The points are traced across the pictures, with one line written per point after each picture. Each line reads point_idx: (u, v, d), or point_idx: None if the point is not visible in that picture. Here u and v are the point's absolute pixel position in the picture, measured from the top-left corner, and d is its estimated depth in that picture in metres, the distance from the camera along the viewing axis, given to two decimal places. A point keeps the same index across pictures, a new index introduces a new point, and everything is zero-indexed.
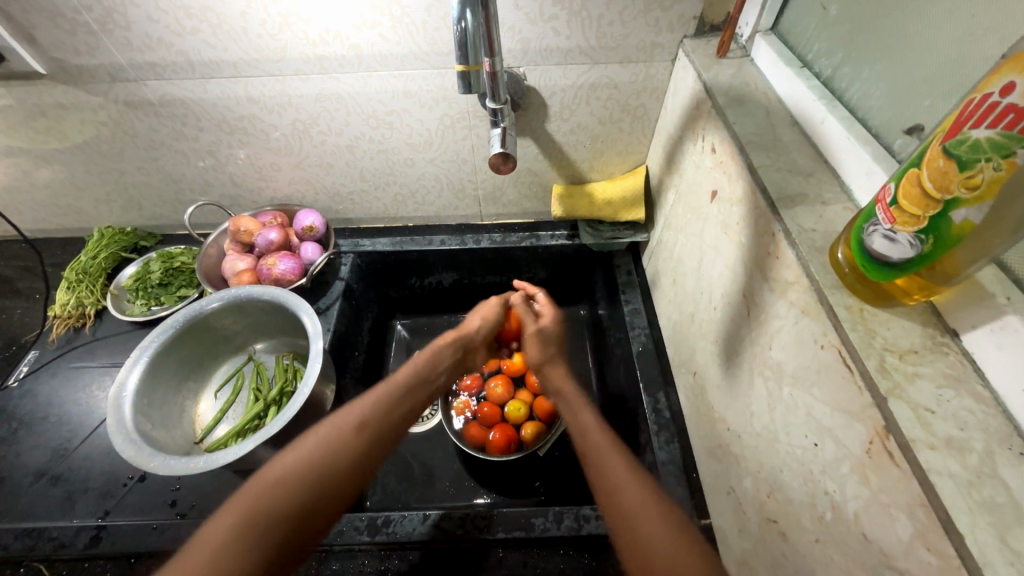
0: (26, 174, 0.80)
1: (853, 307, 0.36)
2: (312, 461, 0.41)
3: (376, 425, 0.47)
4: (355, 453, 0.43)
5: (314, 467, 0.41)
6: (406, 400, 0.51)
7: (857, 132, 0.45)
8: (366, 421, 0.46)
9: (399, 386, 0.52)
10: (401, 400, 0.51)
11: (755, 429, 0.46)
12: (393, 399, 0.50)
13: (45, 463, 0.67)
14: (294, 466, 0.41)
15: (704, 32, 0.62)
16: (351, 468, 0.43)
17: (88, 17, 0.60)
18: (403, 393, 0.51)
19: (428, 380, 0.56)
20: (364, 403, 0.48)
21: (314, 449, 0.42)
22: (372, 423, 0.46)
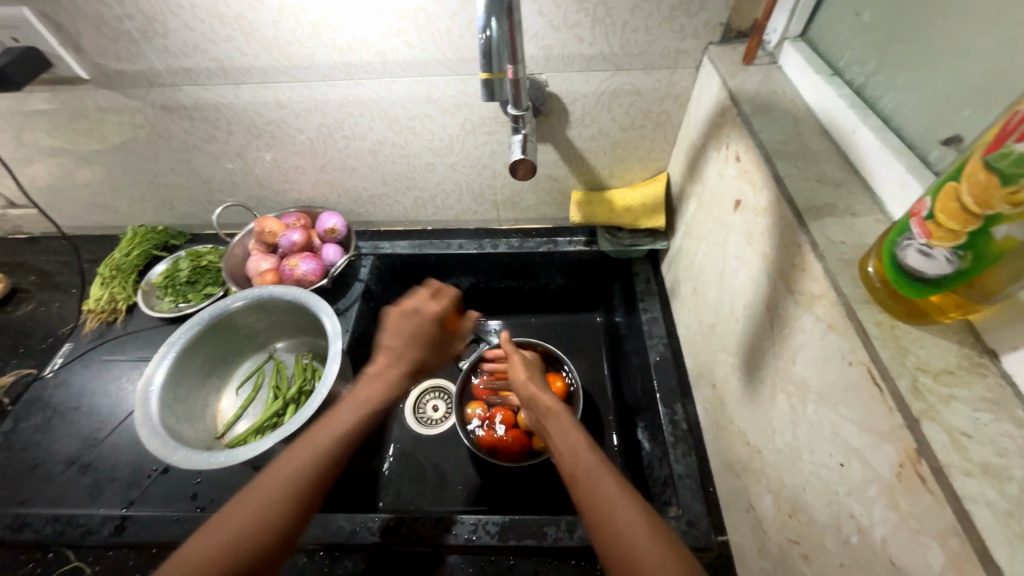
0: (67, 173, 0.84)
1: (883, 323, 0.34)
2: (248, 532, 0.41)
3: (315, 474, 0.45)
4: (292, 516, 0.43)
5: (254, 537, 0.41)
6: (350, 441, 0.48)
7: (890, 142, 0.44)
8: (293, 483, 0.44)
9: (334, 430, 0.48)
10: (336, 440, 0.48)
11: (777, 446, 0.45)
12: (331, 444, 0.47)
13: (76, 452, 0.69)
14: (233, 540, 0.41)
15: (730, 38, 0.61)
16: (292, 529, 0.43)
17: (129, 25, 0.63)
18: (335, 437, 0.48)
19: (363, 404, 0.51)
20: (293, 464, 0.45)
21: (250, 516, 0.42)
22: (300, 484, 0.44)
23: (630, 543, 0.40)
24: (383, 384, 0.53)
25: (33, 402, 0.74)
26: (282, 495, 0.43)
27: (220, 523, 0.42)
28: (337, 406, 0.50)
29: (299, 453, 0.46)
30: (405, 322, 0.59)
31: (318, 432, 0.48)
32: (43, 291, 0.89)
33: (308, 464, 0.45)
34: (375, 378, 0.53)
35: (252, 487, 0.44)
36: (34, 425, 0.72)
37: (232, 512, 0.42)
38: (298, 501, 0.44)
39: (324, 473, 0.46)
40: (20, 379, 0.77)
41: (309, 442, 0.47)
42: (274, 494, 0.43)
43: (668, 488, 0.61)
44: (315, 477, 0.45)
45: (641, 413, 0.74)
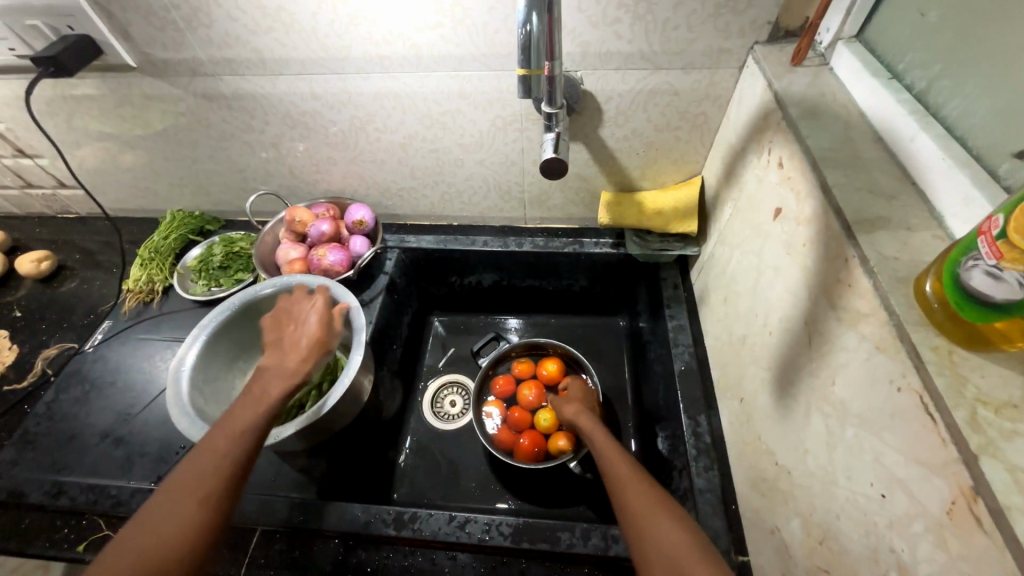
0: (112, 157, 0.88)
1: (940, 348, 0.32)
2: (158, 544, 0.40)
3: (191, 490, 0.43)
4: (200, 522, 0.41)
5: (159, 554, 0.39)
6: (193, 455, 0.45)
7: (954, 153, 0.41)
8: (194, 491, 0.42)
9: (233, 431, 0.46)
10: (233, 439, 0.46)
11: (809, 468, 0.43)
12: (232, 444, 0.45)
13: (110, 425, 0.72)
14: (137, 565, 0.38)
15: (779, 37, 0.58)
16: (204, 537, 0.41)
17: (175, 14, 0.64)
18: (235, 437, 0.46)
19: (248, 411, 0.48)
20: (192, 474, 0.43)
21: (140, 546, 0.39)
22: (204, 489, 0.43)
23: (670, 545, 0.41)
24: (278, 375, 0.52)
25: (73, 374, 0.78)
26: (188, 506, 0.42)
27: (123, 549, 0.39)
28: (232, 408, 0.48)
29: (193, 461, 0.44)
30: (281, 320, 0.61)
31: (217, 436, 0.46)
32: (86, 270, 0.94)
33: (210, 469, 0.44)
34: (265, 372, 0.52)
35: (152, 505, 0.41)
36: (73, 398, 0.75)
37: (133, 536, 0.40)
38: (182, 513, 0.41)
39: (227, 473, 0.44)
40: (63, 352, 0.81)
41: (210, 447, 0.45)
42: (177, 507, 0.41)
43: (687, 502, 0.59)
44: (215, 479, 0.43)
45: (662, 422, 0.73)
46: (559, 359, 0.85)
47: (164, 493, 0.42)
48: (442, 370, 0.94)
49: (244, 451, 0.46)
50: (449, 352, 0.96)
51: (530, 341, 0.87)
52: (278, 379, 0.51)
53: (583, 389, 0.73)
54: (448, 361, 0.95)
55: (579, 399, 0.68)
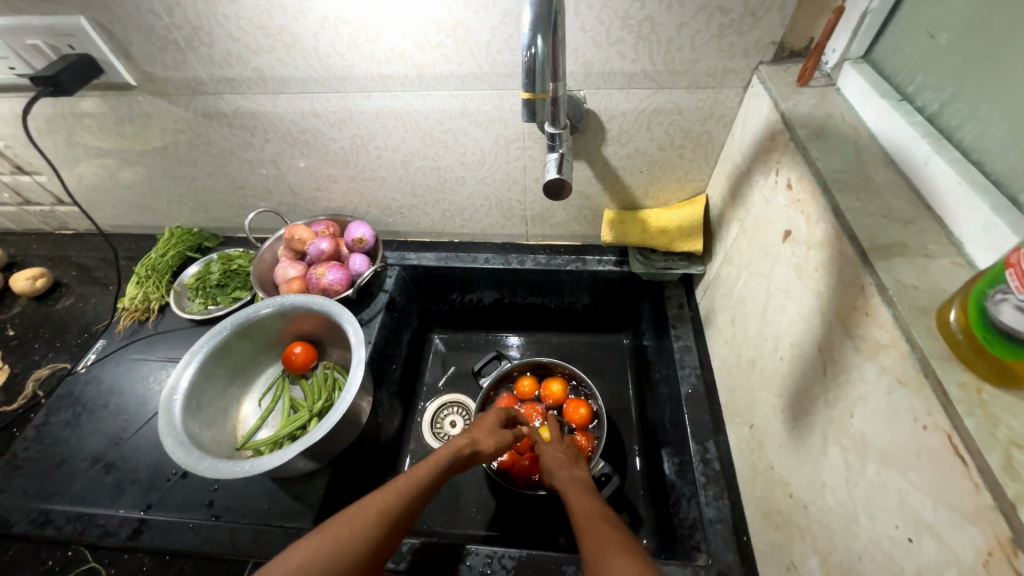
0: (111, 174, 0.87)
1: (967, 385, 0.30)
2: (352, 540, 0.43)
3: (394, 509, 0.47)
4: (376, 535, 0.45)
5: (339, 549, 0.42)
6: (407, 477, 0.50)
7: (971, 177, 0.40)
8: (387, 505, 0.47)
9: (422, 477, 0.50)
10: (419, 488, 0.50)
11: (827, 503, 0.41)
12: (417, 488, 0.49)
13: (101, 450, 0.70)
14: (325, 549, 0.42)
15: (783, 57, 0.58)
16: (372, 550, 0.44)
17: (177, 34, 0.64)
18: (428, 470, 0.51)
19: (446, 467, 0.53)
20: (390, 492, 0.48)
21: (341, 536, 0.43)
22: (391, 508, 0.47)
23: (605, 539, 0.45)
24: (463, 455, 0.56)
25: (65, 397, 0.76)
26: (373, 512, 0.46)
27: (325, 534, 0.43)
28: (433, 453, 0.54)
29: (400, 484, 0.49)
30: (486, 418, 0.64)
31: (412, 473, 0.50)
32: (82, 286, 0.92)
33: (398, 498, 0.47)
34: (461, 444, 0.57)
35: (359, 506, 0.46)
36: (64, 421, 0.73)
37: (340, 524, 0.44)
38: (378, 521, 0.45)
39: (411, 500, 0.48)
40: (55, 373, 0.80)
41: (400, 483, 0.49)
42: (364, 516, 0.45)
43: (696, 533, 0.57)
44: (403, 507, 0.47)
45: (668, 446, 0.71)
46: (563, 380, 0.83)
47: (371, 498, 0.47)
48: (442, 390, 0.92)
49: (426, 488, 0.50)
50: (450, 371, 0.95)
51: (532, 360, 0.85)
52: (458, 459, 0.55)
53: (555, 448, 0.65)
54: (448, 380, 0.93)
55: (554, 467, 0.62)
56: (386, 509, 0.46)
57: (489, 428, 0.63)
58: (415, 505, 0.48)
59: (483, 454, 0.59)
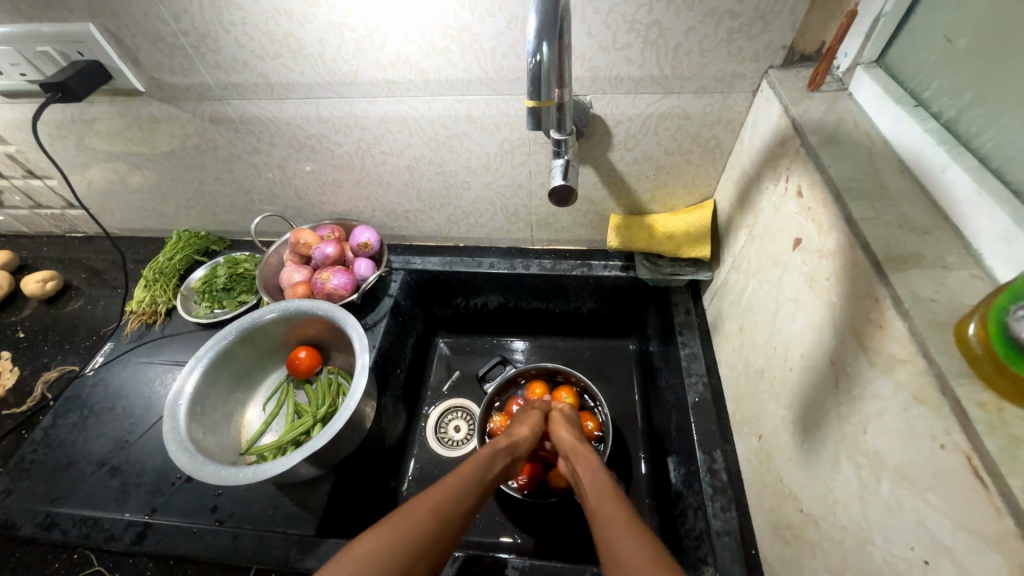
0: (121, 178, 0.88)
1: (988, 405, 0.29)
2: (418, 533, 0.42)
3: (450, 504, 0.47)
4: (437, 526, 0.44)
5: (408, 535, 0.42)
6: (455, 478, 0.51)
7: (991, 187, 0.39)
8: (443, 501, 0.47)
9: (466, 475, 0.52)
10: (467, 486, 0.50)
11: (839, 520, 0.40)
12: (466, 485, 0.50)
13: (107, 453, 0.71)
14: (396, 536, 0.41)
15: (794, 62, 0.57)
16: (435, 543, 0.43)
17: (184, 41, 0.64)
18: (473, 472, 0.53)
19: (485, 467, 0.55)
20: (442, 489, 0.48)
21: (406, 527, 0.43)
22: (447, 504, 0.47)
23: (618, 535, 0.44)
24: (500, 456, 0.58)
25: (72, 400, 0.76)
26: (430, 506, 0.45)
27: (391, 525, 0.42)
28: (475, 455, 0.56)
29: (450, 483, 0.49)
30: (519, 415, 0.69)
31: (458, 473, 0.52)
32: (91, 289, 0.93)
33: (450, 494, 0.48)
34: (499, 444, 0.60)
35: (417, 501, 0.46)
36: (71, 423, 0.74)
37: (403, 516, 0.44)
38: (438, 512, 0.45)
39: (463, 496, 0.49)
40: (63, 375, 0.80)
41: (449, 481, 0.50)
42: (423, 508, 0.45)
43: (703, 546, 0.56)
44: (458, 504, 0.48)
45: (675, 454, 0.70)
46: (573, 389, 0.82)
47: (427, 494, 0.47)
48: (447, 395, 0.92)
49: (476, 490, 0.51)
50: (454, 375, 0.94)
51: (542, 365, 0.84)
52: (497, 460, 0.57)
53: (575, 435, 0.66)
54: (452, 385, 0.93)
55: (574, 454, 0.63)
56: (441, 503, 0.46)
57: (524, 420, 0.67)
58: (468, 501, 0.49)
59: (521, 446, 0.62)
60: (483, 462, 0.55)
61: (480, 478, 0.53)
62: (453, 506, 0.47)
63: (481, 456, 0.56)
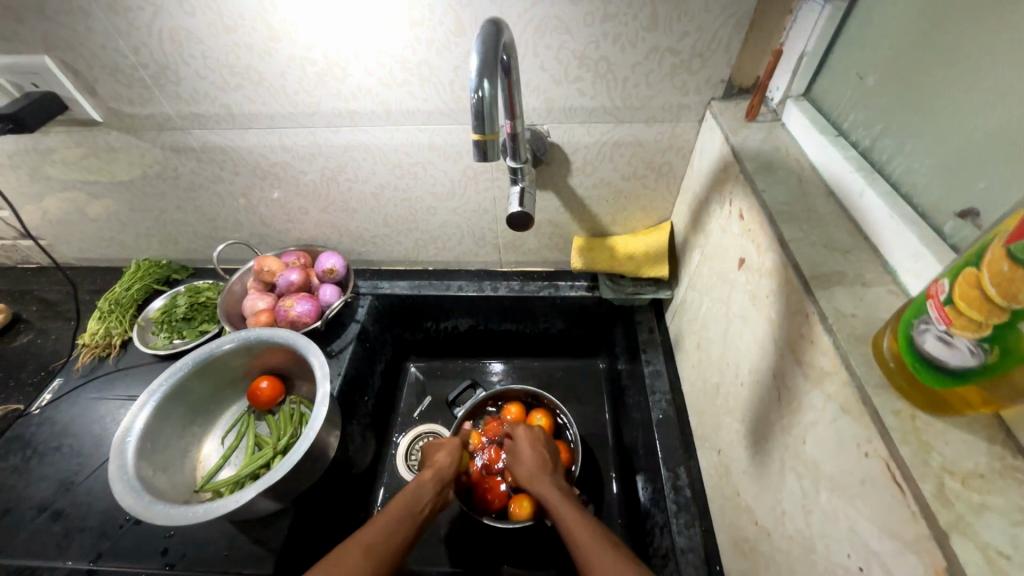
0: (77, 208, 0.86)
1: (902, 413, 0.31)
2: None
3: (382, 546, 0.48)
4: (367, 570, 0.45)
5: None
6: (386, 516, 0.51)
7: (901, 210, 0.42)
8: (374, 544, 0.48)
9: (399, 511, 0.52)
10: (398, 521, 0.51)
11: (788, 531, 0.41)
12: (395, 522, 0.51)
13: (50, 496, 0.67)
14: None
15: (733, 94, 0.61)
16: None
17: (143, 73, 0.64)
18: (408, 506, 0.54)
19: (418, 498, 0.56)
20: (373, 531, 0.49)
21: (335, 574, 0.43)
22: (379, 545, 0.48)
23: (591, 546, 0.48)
24: (433, 484, 0.59)
25: (14, 441, 0.72)
26: (359, 551, 0.46)
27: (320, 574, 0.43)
28: (406, 488, 0.56)
29: (382, 524, 0.50)
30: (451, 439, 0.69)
31: (387, 511, 0.52)
32: (42, 322, 0.89)
33: (381, 534, 0.49)
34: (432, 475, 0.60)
35: (347, 546, 0.47)
36: (12, 466, 0.70)
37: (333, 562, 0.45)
38: (369, 555, 0.46)
39: (396, 534, 0.50)
40: (6, 414, 0.76)
41: (378, 521, 0.51)
42: (351, 553, 0.46)
43: (669, 564, 0.56)
44: (391, 545, 0.49)
45: (642, 472, 0.70)
46: (549, 413, 0.81)
47: (355, 539, 0.48)
48: (417, 421, 0.90)
49: (411, 525, 0.52)
50: (425, 400, 0.93)
51: (522, 388, 0.83)
52: (429, 489, 0.57)
53: (535, 457, 0.65)
54: (423, 410, 0.92)
55: (536, 478, 0.62)
56: (371, 545, 0.47)
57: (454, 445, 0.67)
58: (401, 540, 0.50)
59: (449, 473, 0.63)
60: (415, 493, 0.56)
61: (414, 512, 0.53)
62: (384, 547, 0.48)
63: (415, 489, 0.57)
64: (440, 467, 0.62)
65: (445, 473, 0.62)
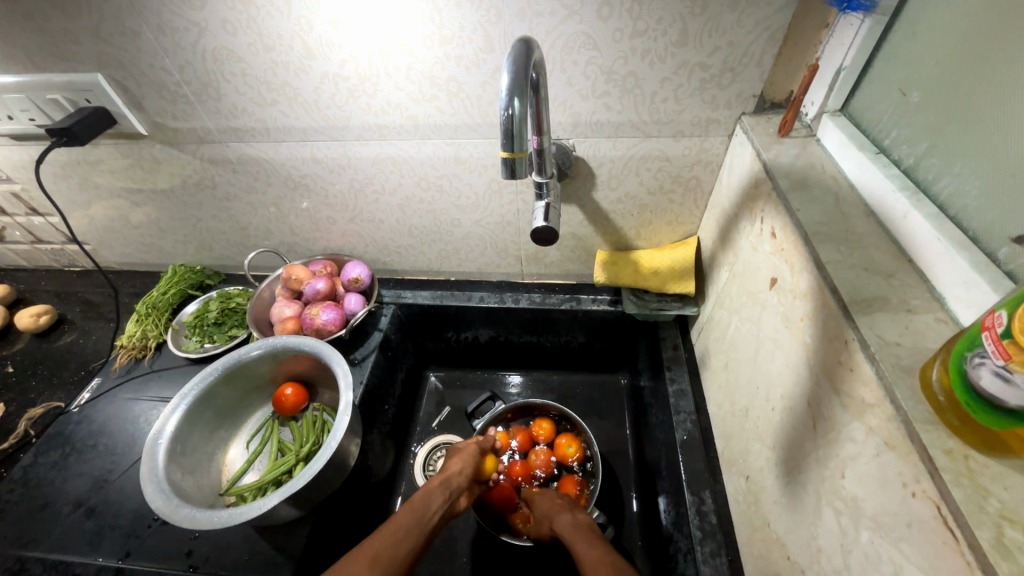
0: (121, 215, 0.90)
1: (954, 452, 0.29)
2: None
3: (388, 552, 0.48)
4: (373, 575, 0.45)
5: None
6: (392, 525, 0.51)
7: (949, 233, 0.40)
8: (379, 551, 0.48)
9: (405, 519, 0.52)
10: (404, 530, 0.51)
11: (824, 570, 0.39)
12: (402, 529, 0.51)
13: (84, 493, 0.69)
14: None
15: (765, 109, 0.60)
16: None
17: (187, 89, 0.68)
18: (415, 515, 0.53)
19: (427, 508, 0.55)
20: (378, 539, 0.49)
21: None
22: (384, 551, 0.48)
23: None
24: (439, 493, 0.59)
25: (55, 437, 0.76)
26: (364, 558, 0.46)
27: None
28: (414, 498, 0.56)
29: (388, 531, 0.50)
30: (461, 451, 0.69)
31: (393, 520, 0.52)
32: (85, 323, 0.94)
33: (386, 541, 0.49)
34: (441, 484, 0.60)
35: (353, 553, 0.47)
36: (51, 462, 0.73)
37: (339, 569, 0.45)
38: (373, 559, 0.46)
39: (402, 541, 0.49)
40: (48, 411, 0.79)
41: (383, 530, 0.51)
42: (355, 559, 0.46)
43: None
44: (398, 552, 0.48)
45: (665, 494, 0.68)
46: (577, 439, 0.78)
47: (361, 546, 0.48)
48: (436, 432, 0.90)
49: (420, 533, 0.52)
50: (444, 411, 0.93)
51: (546, 405, 0.81)
52: (436, 498, 0.57)
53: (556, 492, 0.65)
54: (442, 420, 0.92)
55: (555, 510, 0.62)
56: (376, 552, 0.47)
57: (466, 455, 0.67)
58: (408, 548, 0.49)
59: (460, 482, 0.62)
60: (422, 502, 0.56)
61: (421, 521, 0.53)
62: (390, 553, 0.48)
63: (422, 498, 0.57)
64: (449, 477, 0.62)
65: (455, 483, 0.61)
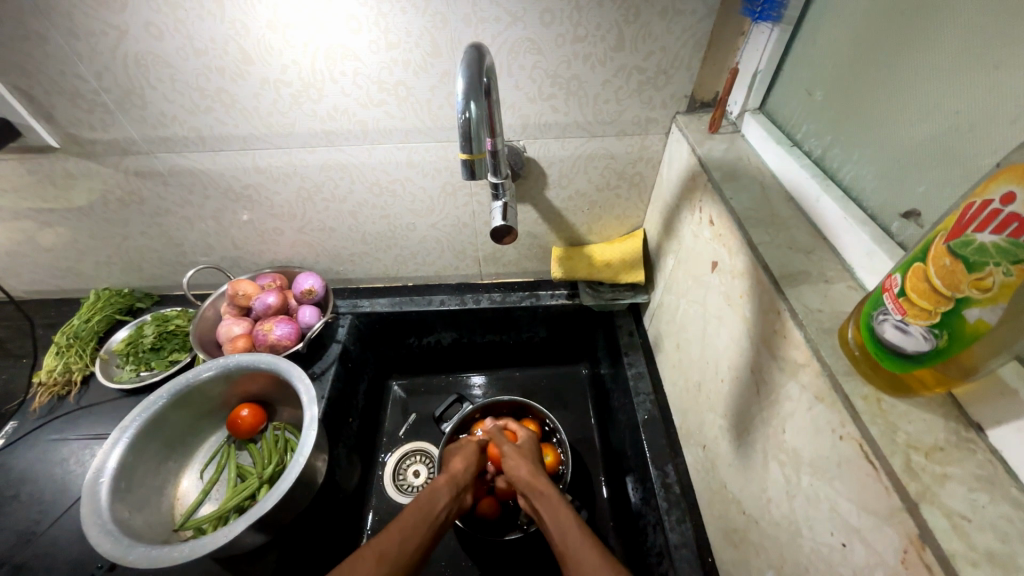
0: (28, 238, 0.81)
1: (869, 397, 0.35)
2: None
3: (394, 551, 0.49)
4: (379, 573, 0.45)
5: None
6: (399, 523, 0.52)
7: (854, 212, 0.46)
8: (387, 549, 0.48)
9: (413, 516, 0.53)
10: (411, 528, 0.52)
11: (774, 517, 0.43)
12: (409, 527, 0.52)
13: (8, 551, 0.62)
14: None
15: (695, 108, 0.65)
16: None
17: (106, 97, 0.62)
18: (424, 513, 0.55)
19: (434, 506, 0.56)
20: (388, 537, 0.50)
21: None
22: (392, 549, 0.49)
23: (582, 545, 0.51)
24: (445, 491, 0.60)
25: None
26: (370, 555, 0.47)
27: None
28: (422, 495, 0.58)
29: (396, 529, 0.51)
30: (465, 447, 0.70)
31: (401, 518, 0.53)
32: None
33: (393, 540, 0.50)
34: (448, 482, 0.61)
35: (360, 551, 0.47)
36: None
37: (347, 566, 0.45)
38: (381, 557, 0.47)
39: (409, 540, 0.51)
40: None
41: (393, 527, 0.52)
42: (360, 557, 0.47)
43: (665, 561, 0.58)
44: (404, 551, 0.49)
45: (631, 473, 0.72)
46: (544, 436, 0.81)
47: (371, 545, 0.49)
48: (404, 440, 0.89)
49: (427, 529, 0.53)
50: (411, 418, 0.92)
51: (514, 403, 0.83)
52: (442, 495, 0.59)
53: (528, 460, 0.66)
54: (410, 428, 0.91)
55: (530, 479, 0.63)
56: (384, 550, 0.48)
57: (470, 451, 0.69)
58: (414, 547, 0.50)
59: (464, 479, 0.64)
60: (428, 498, 0.57)
61: (428, 517, 0.55)
62: (397, 554, 0.49)
63: (428, 496, 0.58)
64: (455, 475, 0.63)
65: (459, 481, 0.63)
